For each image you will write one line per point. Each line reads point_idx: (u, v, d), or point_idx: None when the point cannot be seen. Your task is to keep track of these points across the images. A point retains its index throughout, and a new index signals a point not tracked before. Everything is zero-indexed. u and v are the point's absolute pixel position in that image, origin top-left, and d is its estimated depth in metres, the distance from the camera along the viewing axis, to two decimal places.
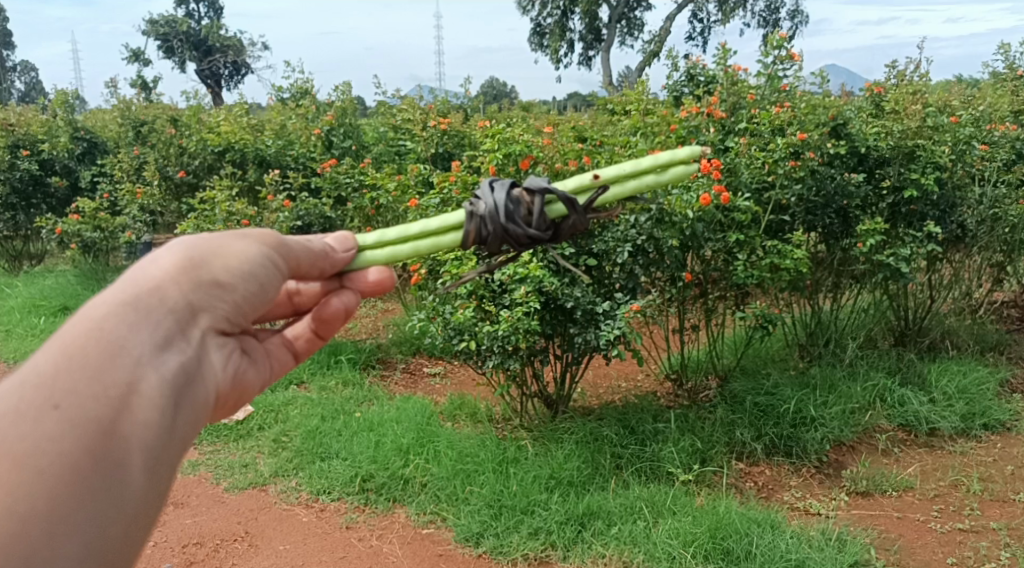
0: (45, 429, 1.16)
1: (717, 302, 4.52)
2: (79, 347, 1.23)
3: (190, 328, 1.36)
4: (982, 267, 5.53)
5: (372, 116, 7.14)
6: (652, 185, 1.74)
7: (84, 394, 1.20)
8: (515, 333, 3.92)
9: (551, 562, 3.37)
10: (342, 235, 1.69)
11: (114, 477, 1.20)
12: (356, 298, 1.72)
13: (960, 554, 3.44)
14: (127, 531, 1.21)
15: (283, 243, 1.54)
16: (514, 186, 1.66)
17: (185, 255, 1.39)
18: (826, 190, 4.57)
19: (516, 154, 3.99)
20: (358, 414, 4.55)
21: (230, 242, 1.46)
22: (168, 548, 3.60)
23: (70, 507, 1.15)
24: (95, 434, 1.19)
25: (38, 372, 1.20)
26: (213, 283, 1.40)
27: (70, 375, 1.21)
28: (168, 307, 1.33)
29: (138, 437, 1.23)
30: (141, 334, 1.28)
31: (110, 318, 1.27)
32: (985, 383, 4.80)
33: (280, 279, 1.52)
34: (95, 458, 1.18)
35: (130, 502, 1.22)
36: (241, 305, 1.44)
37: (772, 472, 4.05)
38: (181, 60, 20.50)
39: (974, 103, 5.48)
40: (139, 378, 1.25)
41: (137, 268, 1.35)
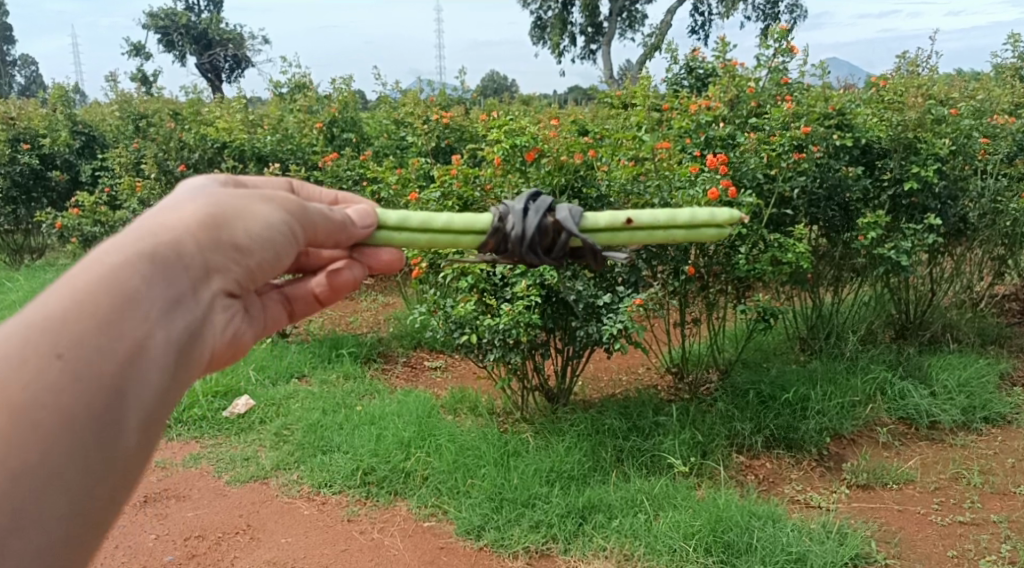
0: (51, 376, 1.20)
1: (717, 296, 4.44)
2: (90, 296, 1.26)
3: (200, 287, 1.40)
4: (983, 260, 5.53)
5: (372, 110, 7.14)
6: (680, 239, 1.68)
7: (90, 344, 1.23)
8: (516, 326, 3.90)
9: (552, 555, 3.38)
10: (363, 209, 1.71)
11: (109, 429, 1.24)
12: (363, 271, 1.82)
13: (960, 546, 3.45)
14: (116, 484, 1.25)
15: (306, 212, 1.59)
16: (550, 211, 1.62)
17: (206, 216, 1.43)
18: (829, 182, 4.60)
19: (522, 146, 3.95)
20: (359, 408, 4.56)
21: (255, 206, 1.51)
22: (169, 542, 3.61)
23: (65, 452, 1.20)
24: (97, 385, 1.23)
25: (48, 316, 1.23)
26: (231, 246, 1.45)
27: (80, 324, 1.24)
28: (181, 266, 1.36)
29: (137, 391, 1.26)
30: (153, 290, 1.31)
31: (123, 269, 1.30)
32: (986, 375, 4.80)
33: (297, 247, 1.57)
34: (93, 408, 1.22)
35: (121, 453, 1.25)
36: (253, 272, 1.49)
37: (773, 465, 4.06)
38: (181, 54, 20.43)
39: (975, 96, 5.47)
40: (144, 334, 1.28)
41: (156, 223, 1.38)
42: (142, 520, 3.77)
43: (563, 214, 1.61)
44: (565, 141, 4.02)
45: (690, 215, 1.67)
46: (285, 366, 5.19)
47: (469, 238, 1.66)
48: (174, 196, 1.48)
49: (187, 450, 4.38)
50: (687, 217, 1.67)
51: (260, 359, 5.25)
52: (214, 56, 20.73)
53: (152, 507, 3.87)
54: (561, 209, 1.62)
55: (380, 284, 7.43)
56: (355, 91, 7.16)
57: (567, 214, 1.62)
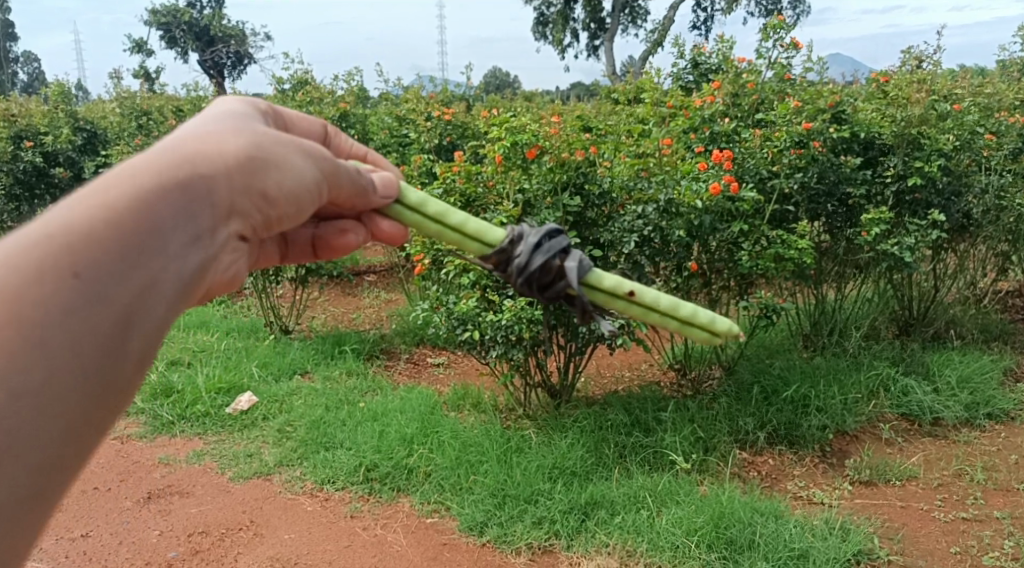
0: (64, 297, 1.06)
1: (721, 293, 4.48)
2: (114, 218, 1.12)
3: (223, 227, 1.25)
4: (987, 256, 5.52)
5: (375, 107, 7.13)
6: (672, 329, 1.52)
7: (106, 272, 1.09)
8: (518, 323, 3.95)
9: (554, 552, 3.38)
10: (388, 177, 1.56)
11: (112, 369, 1.10)
12: (365, 237, 1.67)
13: (963, 543, 3.44)
14: (101, 425, 1.12)
15: (337, 173, 1.44)
16: (565, 254, 1.45)
17: (246, 152, 1.28)
18: (829, 178, 4.56)
19: (523, 143, 3.94)
20: (362, 404, 4.57)
21: (293, 156, 1.35)
22: (173, 537, 3.62)
23: (64, 385, 1.06)
24: (107, 318, 1.09)
25: (66, 231, 1.09)
26: (262, 191, 1.30)
27: (100, 245, 1.10)
28: (209, 199, 1.22)
29: (145, 332, 1.14)
30: (176, 221, 1.17)
31: (152, 193, 1.15)
32: (989, 371, 4.80)
33: (321, 202, 1.43)
34: (100, 343, 1.09)
35: (119, 395, 1.12)
36: (273, 222, 1.34)
37: (776, 461, 4.05)
38: (184, 51, 20.44)
39: (980, 92, 5.45)
40: (163, 271, 1.15)
41: (194, 147, 1.23)
42: (145, 516, 3.78)
43: (574, 264, 1.44)
44: (566, 137, 3.98)
45: (689, 313, 1.51)
46: (288, 363, 5.20)
47: (478, 245, 1.51)
48: (215, 120, 1.32)
49: (191, 446, 4.39)
50: (686, 313, 1.51)
51: (263, 356, 5.26)
52: (216, 52, 20.74)
53: (155, 504, 3.88)
54: (574, 258, 1.46)
55: (383, 281, 7.43)
56: (357, 88, 7.15)
57: (578, 265, 1.45)
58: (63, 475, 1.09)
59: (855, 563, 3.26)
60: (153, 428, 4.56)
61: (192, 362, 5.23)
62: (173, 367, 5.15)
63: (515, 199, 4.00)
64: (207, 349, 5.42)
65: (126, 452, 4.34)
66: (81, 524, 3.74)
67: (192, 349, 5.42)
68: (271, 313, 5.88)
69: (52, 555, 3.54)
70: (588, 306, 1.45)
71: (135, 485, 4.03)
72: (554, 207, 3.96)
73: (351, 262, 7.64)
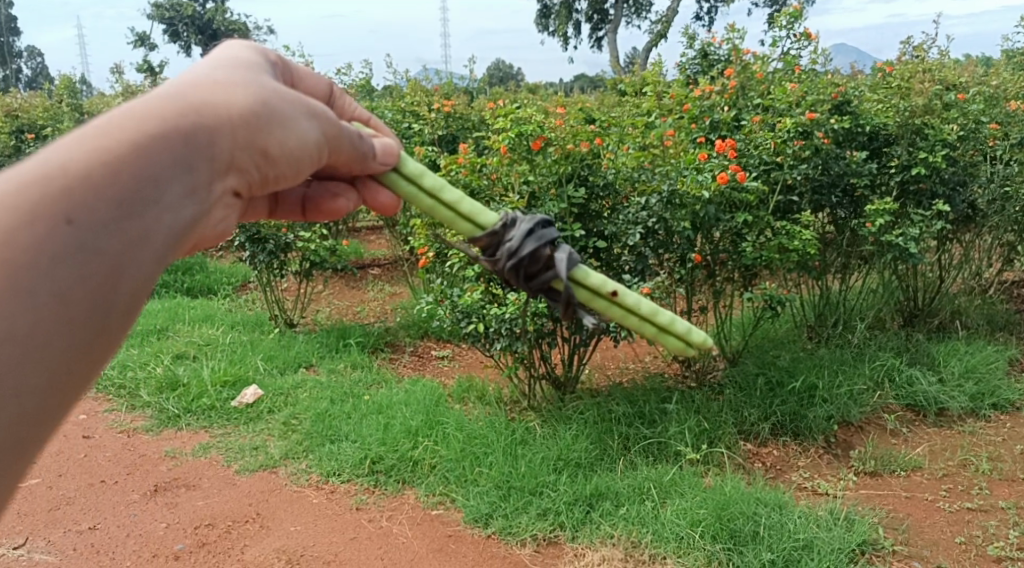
0: (56, 243, 1.03)
1: (725, 284, 4.44)
2: (111, 163, 1.09)
3: (219, 180, 1.22)
4: (992, 247, 5.51)
5: (377, 101, 7.12)
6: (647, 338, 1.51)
7: (100, 221, 1.06)
8: (521, 317, 3.99)
9: (560, 543, 3.39)
10: (390, 143, 1.51)
11: (100, 320, 1.07)
12: (355, 203, 1.64)
13: (968, 533, 3.44)
14: (86, 378, 1.08)
15: (340, 136, 1.41)
16: (552, 245, 1.45)
17: (251, 105, 1.25)
18: (832, 170, 4.56)
19: (528, 135, 3.90)
20: (367, 397, 4.58)
21: (298, 115, 1.31)
22: (181, 530, 3.64)
23: (49, 335, 1.03)
24: (99, 269, 1.06)
25: (62, 174, 1.06)
26: (263, 147, 1.26)
27: (95, 192, 1.07)
28: (208, 151, 1.19)
29: (136, 284, 1.10)
30: (173, 171, 1.14)
31: (150, 140, 1.12)
32: (994, 361, 4.79)
33: (323, 163, 1.39)
34: (89, 293, 1.06)
35: (106, 350, 1.09)
36: (271, 180, 1.31)
37: (780, 452, 4.05)
38: (187, 45, 20.46)
39: (985, 81, 5.42)
40: (157, 223, 1.12)
41: (198, 97, 1.20)
42: (153, 509, 3.80)
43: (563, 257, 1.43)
44: (570, 128, 4.01)
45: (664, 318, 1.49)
46: (293, 356, 5.21)
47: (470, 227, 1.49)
48: (222, 69, 1.28)
49: (197, 439, 4.40)
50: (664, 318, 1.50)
51: (268, 350, 5.27)
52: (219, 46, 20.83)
53: (161, 497, 3.89)
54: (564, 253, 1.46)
55: (387, 274, 7.44)
56: (361, 81, 7.14)
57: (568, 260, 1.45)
58: (45, 427, 1.05)
59: (860, 553, 3.26)
60: (160, 422, 4.58)
61: (197, 355, 5.24)
62: (178, 360, 5.17)
63: (521, 191, 3.98)
64: (213, 343, 5.44)
65: (133, 446, 4.36)
66: (89, 517, 3.76)
67: (198, 342, 5.43)
68: (276, 307, 5.90)
69: (60, 548, 3.56)
70: (572, 299, 1.45)
71: (142, 478, 4.05)
72: (558, 199, 3.97)
73: (355, 255, 7.65)
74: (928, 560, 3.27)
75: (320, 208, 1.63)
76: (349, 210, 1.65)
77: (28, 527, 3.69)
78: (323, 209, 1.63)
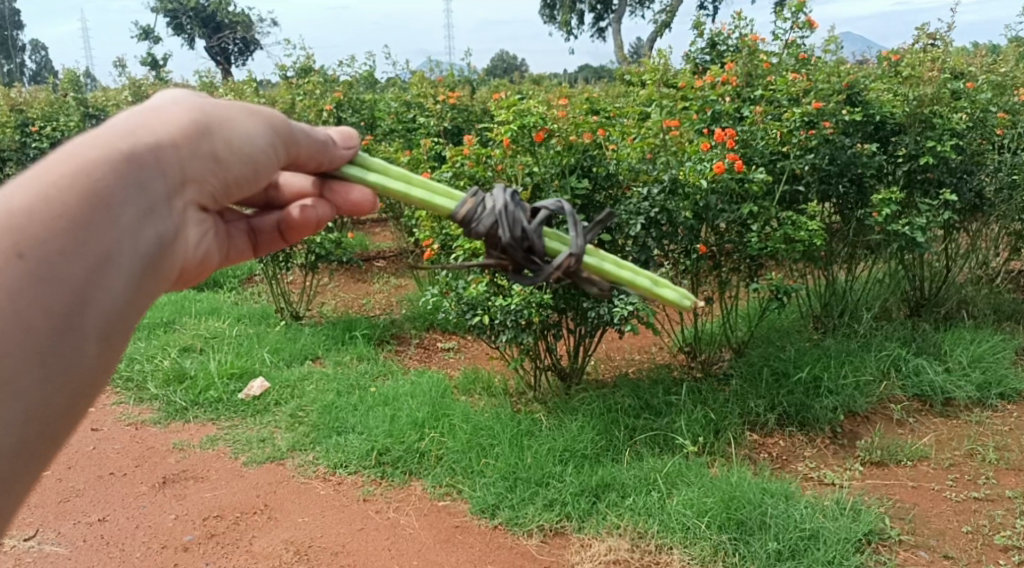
0: (13, 277, 1.06)
1: (731, 275, 4.42)
2: (58, 194, 1.12)
3: (171, 197, 1.27)
4: (1000, 236, 5.49)
5: (382, 92, 7.11)
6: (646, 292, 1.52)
7: (55, 249, 1.09)
8: (527, 307, 3.98)
9: (566, 534, 3.41)
10: (346, 133, 1.57)
11: (70, 347, 1.10)
12: (331, 211, 1.61)
13: (975, 522, 3.45)
14: (66, 404, 1.11)
15: (291, 132, 1.44)
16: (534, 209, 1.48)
17: (190, 119, 1.30)
18: (840, 159, 4.53)
19: (531, 127, 3.94)
20: (373, 389, 4.59)
21: (240, 116, 1.36)
22: (189, 521, 3.66)
23: (20, 367, 1.06)
24: (62, 296, 1.09)
25: (9, 210, 1.08)
26: (209, 157, 1.31)
27: (46, 223, 1.10)
28: (155, 170, 1.23)
29: (102, 308, 1.13)
30: (124, 193, 1.18)
31: (95, 168, 1.16)
32: (1001, 351, 4.78)
33: (278, 166, 1.43)
34: (54, 321, 1.09)
35: (82, 375, 1.12)
36: (228, 186, 1.35)
37: (786, 443, 4.06)
38: (191, 38, 20.48)
39: (996, 68, 5.37)
40: (114, 245, 1.15)
41: (134, 120, 1.24)
42: (162, 501, 3.82)
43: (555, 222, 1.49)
44: (574, 119, 4.01)
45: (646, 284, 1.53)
46: (299, 348, 5.22)
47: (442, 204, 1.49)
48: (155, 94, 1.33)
49: (205, 432, 4.43)
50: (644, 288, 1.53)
51: (274, 342, 5.29)
52: (223, 38, 20.81)
53: (170, 488, 3.92)
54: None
55: (393, 267, 7.44)
56: (366, 73, 7.12)
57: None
58: (30, 460, 1.09)
59: (866, 543, 3.26)
60: (167, 414, 4.60)
61: (204, 348, 5.26)
62: (185, 353, 5.19)
63: (524, 183, 4.02)
64: (219, 335, 5.45)
65: (141, 438, 4.38)
66: (99, 509, 3.79)
67: (204, 335, 5.45)
68: (282, 300, 5.92)
69: (70, 539, 3.59)
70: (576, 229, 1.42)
71: (150, 470, 4.08)
72: (562, 190, 3.98)
73: (361, 248, 7.67)
74: (935, 549, 3.27)
75: (297, 225, 1.60)
76: (328, 221, 1.61)
77: (38, 519, 3.72)
78: (300, 225, 1.60)
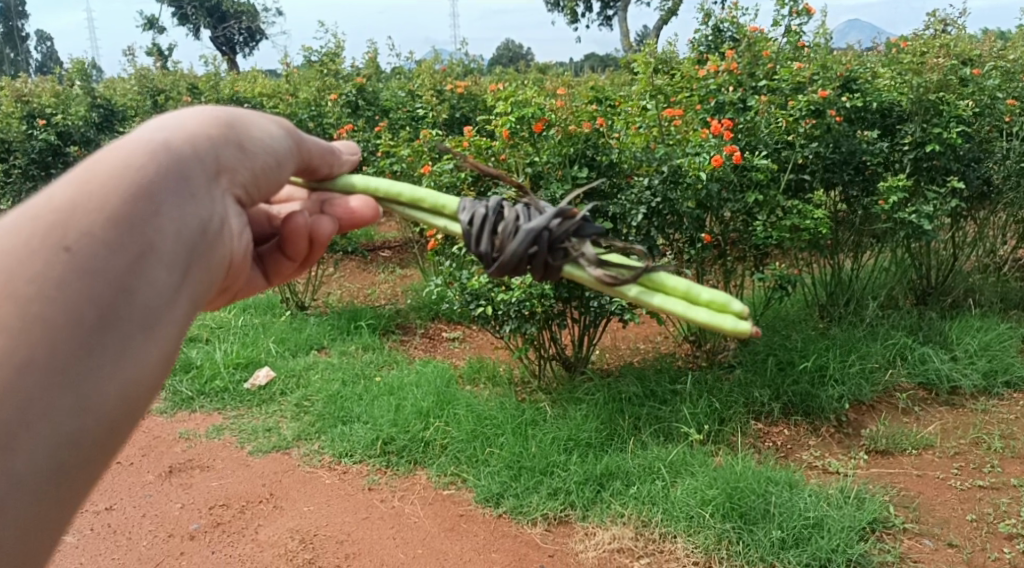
0: (57, 270, 1.00)
1: (736, 264, 4.43)
2: (98, 187, 1.07)
3: (211, 186, 1.21)
4: (1007, 224, 5.47)
5: (387, 82, 7.10)
6: (678, 284, 1.36)
7: (99, 239, 1.04)
8: (529, 299, 3.99)
9: (570, 522, 3.42)
10: (347, 147, 1.58)
11: (120, 337, 1.04)
12: (332, 227, 1.54)
13: (980, 510, 3.44)
14: (122, 397, 1.04)
15: (302, 140, 1.43)
16: (531, 266, 1.33)
17: (214, 113, 1.27)
18: (843, 148, 4.50)
19: (530, 117, 3.97)
20: (378, 378, 4.61)
21: (256, 114, 1.34)
22: (195, 510, 3.68)
23: (70, 359, 0.99)
24: (108, 285, 1.03)
25: (51, 206, 1.04)
26: (238, 147, 1.26)
27: (88, 215, 1.05)
28: (192, 158, 1.18)
29: (150, 298, 1.07)
30: (163, 181, 1.13)
31: (132, 159, 1.11)
32: (1007, 340, 4.76)
33: (297, 164, 1.40)
34: (101, 311, 1.02)
35: (135, 367, 1.05)
36: (259, 177, 1.29)
37: (791, 432, 4.05)
38: (197, 28, 20.48)
39: (1005, 55, 5.32)
40: (158, 232, 1.10)
41: (164, 118, 1.20)
42: (167, 490, 3.85)
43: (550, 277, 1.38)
44: (574, 110, 4.03)
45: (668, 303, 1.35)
46: (305, 338, 5.25)
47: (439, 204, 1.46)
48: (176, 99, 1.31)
49: (210, 421, 4.45)
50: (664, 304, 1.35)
51: (280, 333, 5.31)
52: (228, 28, 20.82)
53: (176, 477, 3.95)
54: (540, 263, 1.33)
55: (398, 257, 7.47)
56: (371, 62, 7.11)
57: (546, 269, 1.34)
58: (85, 460, 1.01)
59: (871, 531, 3.26)
60: (173, 404, 4.63)
61: (209, 338, 5.29)
62: (191, 344, 5.21)
63: (524, 172, 4.00)
64: (225, 326, 5.47)
65: (147, 428, 4.41)
66: (106, 498, 3.81)
67: (210, 326, 5.47)
68: (287, 290, 5.95)
69: (77, 528, 3.61)
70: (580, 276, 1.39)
71: (156, 460, 4.10)
72: (563, 179, 3.99)
73: (366, 238, 7.72)
74: (939, 537, 3.27)
75: (292, 237, 1.52)
76: (328, 234, 1.54)
77: None
78: (296, 238, 1.52)
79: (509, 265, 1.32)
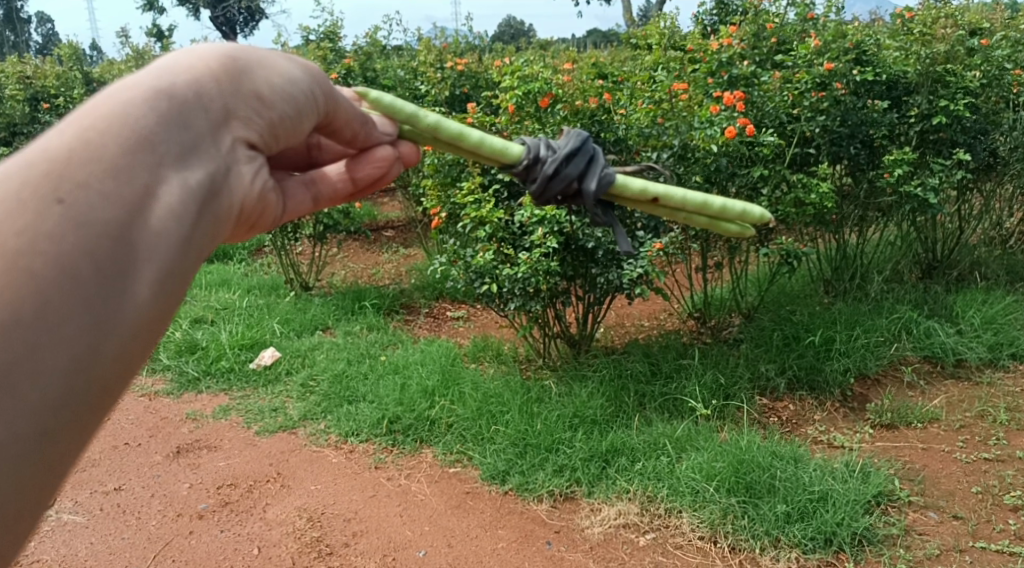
0: (48, 223, 0.93)
1: (740, 240, 4.39)
2: (96, 137, 0.99)
3: (220, 133, 1.11)
4: (1014, 196, 5.44)
5: (388, 60, 7.07)
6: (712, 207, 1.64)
7: (95, 189, 0.97)
8: (535, 275, 3.92)
9: (576, 498, 3.43)
10: (383, 121, 1.48)
11: (118, 292, 0.97)
12: (399, 166, 1.48)
13: (985, 483, 3.44)
14: (116, 357, 0.97)
15: (333, 91, 1.31)
16: (582, 176, 1.45)
17: (226, 54, 1.14)
18: (851, 120, 4.44)
19: (537, 92, 4.00)
20: (383, 358, 4.62)
21: (275, 57, 1.20)
22: (203, 490, 3.71)
23: (64, 318, 0.93)
24: (105, 236, 0.96)
25: (48, 157, 0.96)
26: (252, 94, 1.15)
27: (84, 168, 0.97)
28: (196, 105, 1.08)
29: (153, 249, 0.99)
30: (163, 132, 1.04)
31: (131, 108, 1.03)
32: (1014, 312, 4.74)
33: (321, 108, 1.28)
34: (97, 264, 0.95)
35: (132, 322, 0.98)
36: (276, 126, 1.18)
37: (796, 407, 4.03)
38: (196, 8, 20.40)
39: (1013, 23, 5.24)
40: (161, 181, 1.02)
41: (172, 60, 1.10)
42: (176, 470, 3.88)
43: (593, 186, 1.45)
44: (579, 86, 4.05)
45: (684, 200, 1.59)
46: (310, 319, 5.27)
47: (499, 149, 1.48)
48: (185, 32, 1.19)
49: (216, 402, 4.48)
50: (675, 203, 1.59)
51: (284, 313, 5.34)
52: (228, 8, 20.61)
53: (183, 458, 3.97)
54: (597, 167, 1.47)
55: (402, 236, 7.48)
56: (370, 42, 7.07)
57: (597, 175, 1.46)
58: (76, 422, 0.95)
59: (876, 504, 3.26)
60: (180, 385, 4.64)
61: (214, 320, 5.29)
62: (197, 325, 5.22)
63: None
64: (229, 307, 5.48)
65: (154, 409, 4.43)
66: (115, 478, 3.84)
67: (215, 307, 5.48)
68: (291, 271, 5.96)
69: (87, 509, 3.64)
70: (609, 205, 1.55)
71: (164, 440, 4.13)
72: None
73: (369, 218, 7.76)
74: (944, 509, 3.27)
75: (369, 161, 1.45)
76: (396, 175, 1.49)
77: None
78: (372, 161, 1.45)
79: (585, 138, 1.46)
